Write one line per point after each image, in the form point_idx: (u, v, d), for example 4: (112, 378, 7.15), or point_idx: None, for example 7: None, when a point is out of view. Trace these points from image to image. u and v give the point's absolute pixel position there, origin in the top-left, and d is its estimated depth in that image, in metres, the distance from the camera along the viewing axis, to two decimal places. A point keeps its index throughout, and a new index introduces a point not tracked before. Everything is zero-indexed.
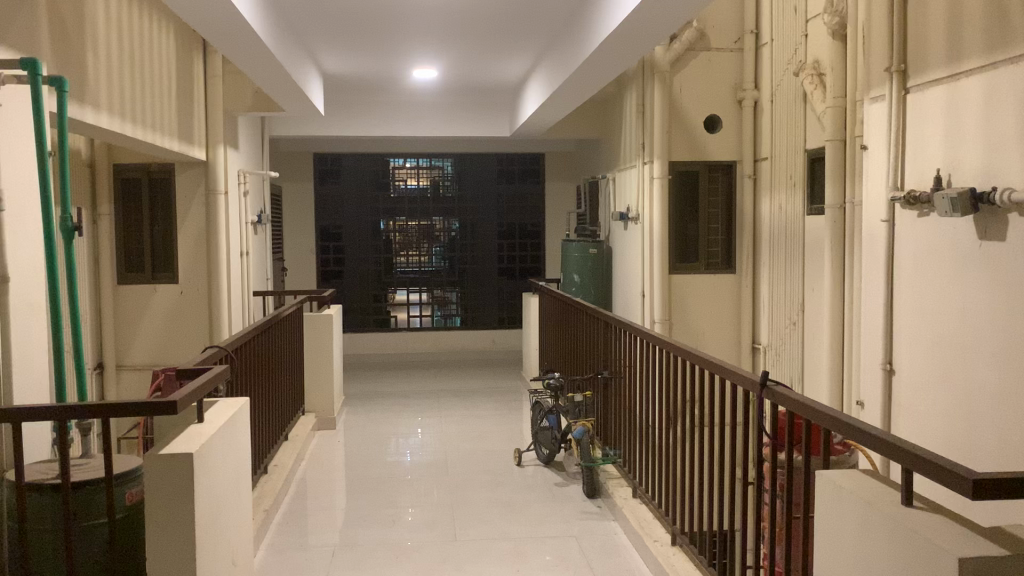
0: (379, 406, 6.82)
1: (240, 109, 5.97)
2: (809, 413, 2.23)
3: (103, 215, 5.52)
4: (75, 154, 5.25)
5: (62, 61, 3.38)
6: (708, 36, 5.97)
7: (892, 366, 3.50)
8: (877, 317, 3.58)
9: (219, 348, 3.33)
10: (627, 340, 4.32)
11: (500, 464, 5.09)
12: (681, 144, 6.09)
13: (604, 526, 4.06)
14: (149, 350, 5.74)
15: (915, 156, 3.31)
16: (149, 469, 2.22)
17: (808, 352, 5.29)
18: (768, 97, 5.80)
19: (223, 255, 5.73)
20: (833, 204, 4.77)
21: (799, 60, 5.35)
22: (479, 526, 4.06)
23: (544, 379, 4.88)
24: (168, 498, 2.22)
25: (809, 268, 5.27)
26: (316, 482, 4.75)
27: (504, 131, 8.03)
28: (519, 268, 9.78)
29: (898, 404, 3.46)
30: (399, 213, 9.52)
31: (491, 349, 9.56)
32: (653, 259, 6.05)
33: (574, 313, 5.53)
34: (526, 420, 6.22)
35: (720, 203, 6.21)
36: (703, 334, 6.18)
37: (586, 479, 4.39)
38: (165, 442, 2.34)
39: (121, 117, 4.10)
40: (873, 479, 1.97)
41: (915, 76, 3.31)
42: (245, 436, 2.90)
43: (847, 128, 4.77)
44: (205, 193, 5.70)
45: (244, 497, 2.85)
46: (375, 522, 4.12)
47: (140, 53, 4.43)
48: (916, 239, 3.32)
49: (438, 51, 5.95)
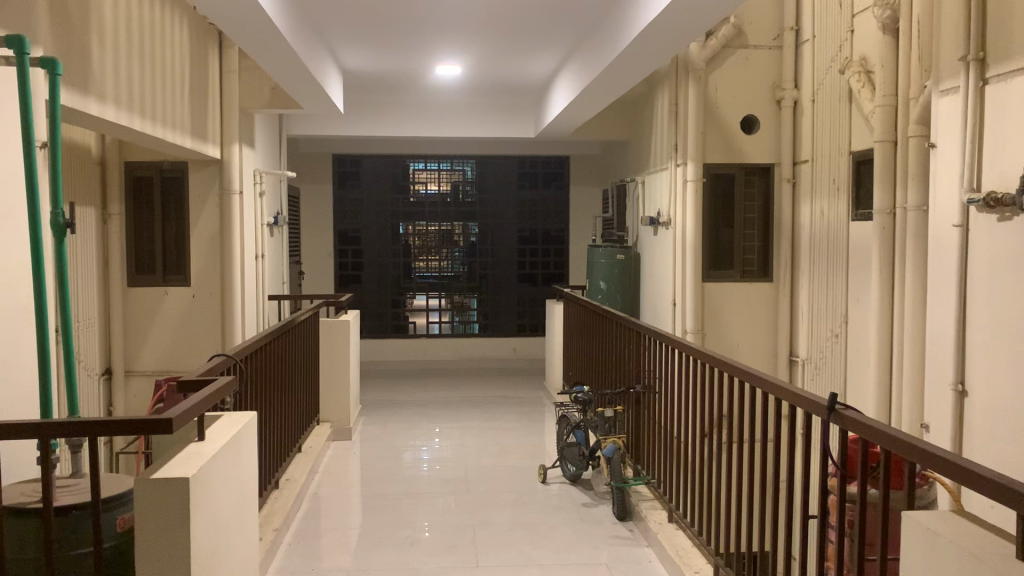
0: (397, 417, 6.57)
1: (255, 106, 5.74)
2: (888, 443, 1.92)
3: (115, 215, 5.32)
4: (85, 152, 5.05)
5: (63, 46, 3.17)
6: (746, 33, 5.69)
7: (964, 387, 3.22)
8: (947, 334, 3.29)
9: (226, 356, 3.05)
10: (659, 350, 4.02)
11: (523, 482, 4.81)
12: (716, 146, 5.79)
13: (638, 554, 3.75)
14: (160, 355, 5.54)
15: (995, 155, 3.04)
16: (138, 495, 1.97)
17: (852, 365, 5.00)
18: (809, 96, 5.50)
19: (238, 258, 5.53)
20: (882, 208, 4.49)
21: (843, 57, 5.08)
22: (500, 551, 3.79)
23: (572, 392, 4.60)
24: (161, 528, 1.97)
25: (855, 276, 4.96)
26: (330, 498, 4.51)
27: (530, 133, 7.80)
28: (542, 274, 9.52)
29: (973, 429, 3.16)
30: (420, 217, 9.29)
31: (512, 357, 9.30)
32: (685, 265, 5.76)
33: (601, 321, 5.24)
34: (549, 434, 5.94)
35: (756, 209, 5.92)
36: (737, 345, 5.87)
37: (616, 500, 4.11)
38: (160, 463, 2.10)
39: (129, 111, 3.89)
40: (977, 527, 1.67)
41: (996, 65, 3.04)
42: (252, 457, 2.64)
43: (898, 128, 4.49)
44: (219, 192, 5.50)
45: (250, 526, 2.61)
46: (391, 544, 3.86)
47: (152, 45, 4.23)
48: (996, 247, 3.04)
49: (463, 48, 5.71)
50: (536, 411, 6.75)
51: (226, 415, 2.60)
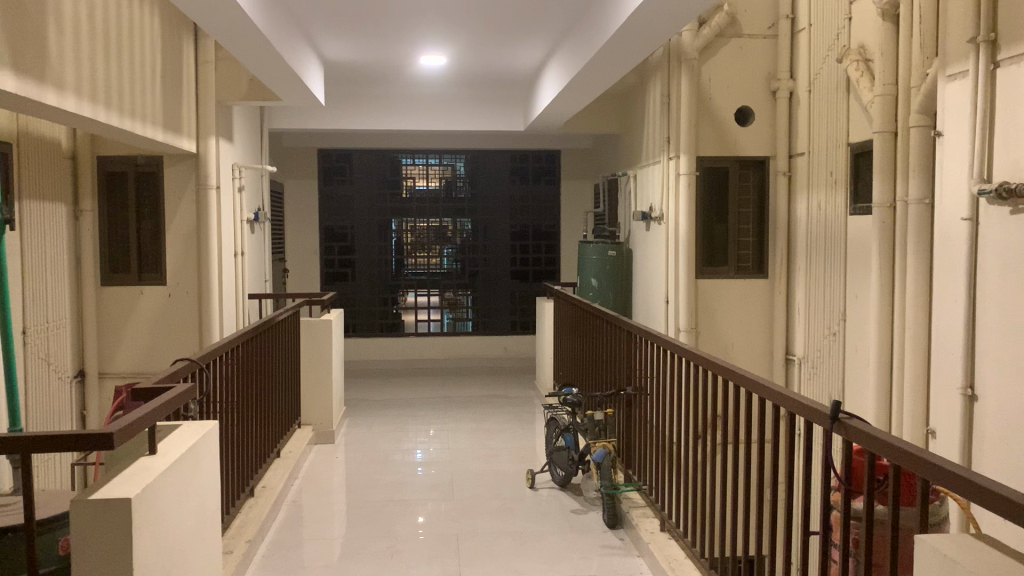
0: (383, 418, 6.39)
1: (235, 98, 5.54)
2: (897, 456, 1.75)
3: (87, 212, 5.10)
4: (54, 147, 4.83)
5: (16, 31, 2.98)
6: (740, 22, 5.52)
7: (973, 391, 3.07)
8: (957, 333, 3.13)
9: (191, 361, 2.86)
10: (651, 351, 3.85)
11: (511, 488, 4.64)
12: (709, 137, 5.61)
13: (629, 565, 3.59)
14: (135, 357, 5.35)
15: (1007, 144, 2.87)
16: (74, 517, 1.77)
17: (851, 365, 4.84)
18: (806, 86, 5.34)
19: (216, 256, 5.35)
20: (882, 202, 4.33)
21: (841, 46, 4.93)
22: (486, 562, 3.62)
23: (561, 394, 4.43)
24: (99, 556, 1.78)
25: (854, 272, 4.81)
26: (310, 505, 4.33)
27: (518, 125, 7.61)
28: (533, 271, 9.34)
29: (983, 436, 3.01)
30: (409, 213, 9.10)
31: (503, 357, 9.13)
32: (678, 261, 5.58)
33: (592, 320, 5.08)
34: (540, 436, 5.78)
35: (751, 204, 5.76)
36: (732, 344, 5.70)
37: (607, 507, 3.95)
38: (104, 480, 1.91)
39: (92, 101, 3.69)
40: (1000, 554, 1.50)
41: (1008, 48, 2.88)
42: (213, 473, 2.46)
43: (898, 118, 4.32)
44: (196, 186, 5.31)
45: (211, 546, 2.43)
46: (371, 555, 3.69)
47: (118, 34, 4.04)
48: (1009, 242, 2.88)
49: (448, 36, 5.50)
50: (525, 412, 6.59)
51: (185, 425, 2.43)
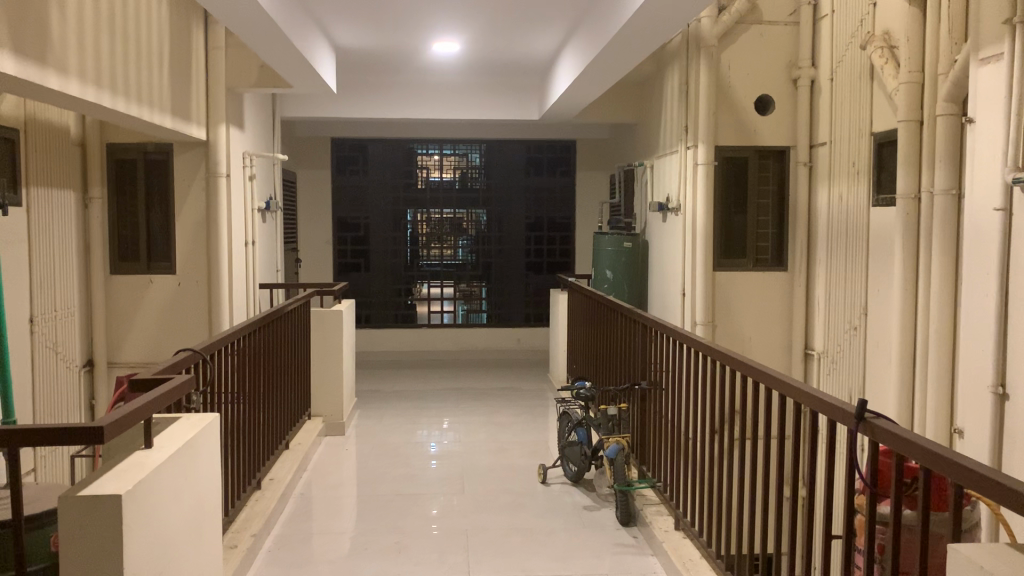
0: (394, 410, 6.32)
1: (245, 84, 5.48)
2: (925, 457, 1.64)
3: (96, 199, 5.06)
4: (63, 133, 4.78)
5: (18, 15, 2.92)
6: (760, 8, 5.39)
7: (1004, 389, 2.96)
8: (987, 328, 3.03)
9: (194, 351, 2.79)
10: (666, 345, 3.74)
11: (522, 482, 4.57)
12: (728, 126, 5.48)
13: (641, 563, 3.49)
14: (143, 347, 5.31)
15: None
16: (62, 513, 1.71)
17: (872, 360, 4.71)
18: (827, 74, 5.20)
19: (225, 244, 5.30)
20: (906, 193, 4.19)
21: (865, 32, 4.78)
22: (495, 558, 3.55)
23: (574, 388, 4.34)
24: (88, 554, 1.71)
25: (876, 265, 4.68)
26: (317, 498, 4.28)
27: (532, 114, 7.50)
28: (547, 262, 9.24)
29: (1014, 436, 2.90)
30: (424, 204, 9.03)
31: (516, 348, 9.04)
32: (695, 252, 5.46)
33: (606, 312, 4.98)
34: (552, 431, 5.70)
35: (770, 195, 5.63)
36: (749, 338, 5.58)
37: (620, 504, 3.86)
38: (97, 475, 1.84)
39: (97, 86, 3.63)
40: None
41: None
42: (212, 467, 2.39)
43: (924, 107, 4.19)
44: (206, 173, 5.25)
45: (210, 542, 2.36)
46: (378, 549, 3.63)
47: (124, 17, 3.98)
48: None
49: (461, 22, 5.40)
50: (538, 405, 6.51)
51: (185, 417, 2.36)
